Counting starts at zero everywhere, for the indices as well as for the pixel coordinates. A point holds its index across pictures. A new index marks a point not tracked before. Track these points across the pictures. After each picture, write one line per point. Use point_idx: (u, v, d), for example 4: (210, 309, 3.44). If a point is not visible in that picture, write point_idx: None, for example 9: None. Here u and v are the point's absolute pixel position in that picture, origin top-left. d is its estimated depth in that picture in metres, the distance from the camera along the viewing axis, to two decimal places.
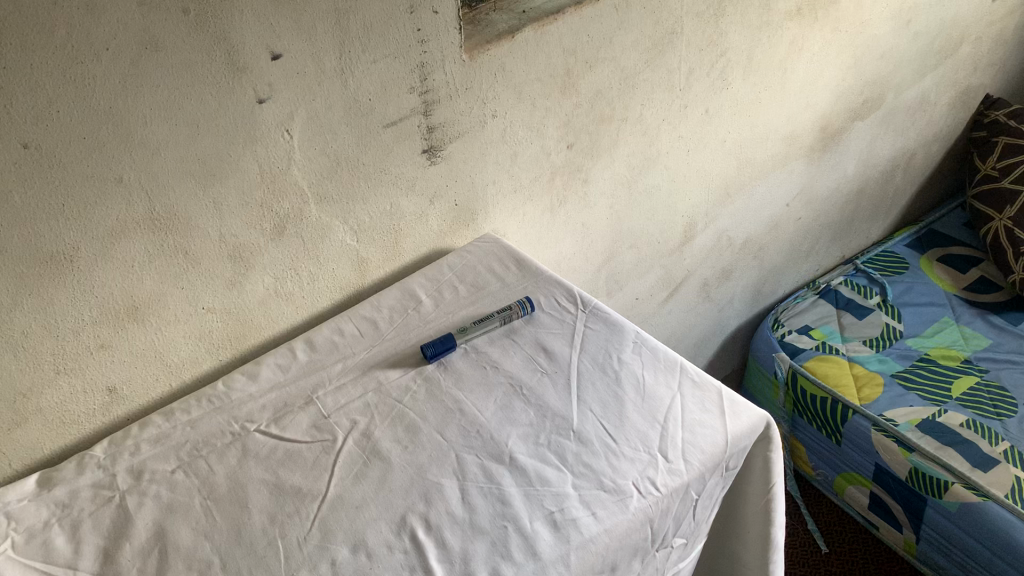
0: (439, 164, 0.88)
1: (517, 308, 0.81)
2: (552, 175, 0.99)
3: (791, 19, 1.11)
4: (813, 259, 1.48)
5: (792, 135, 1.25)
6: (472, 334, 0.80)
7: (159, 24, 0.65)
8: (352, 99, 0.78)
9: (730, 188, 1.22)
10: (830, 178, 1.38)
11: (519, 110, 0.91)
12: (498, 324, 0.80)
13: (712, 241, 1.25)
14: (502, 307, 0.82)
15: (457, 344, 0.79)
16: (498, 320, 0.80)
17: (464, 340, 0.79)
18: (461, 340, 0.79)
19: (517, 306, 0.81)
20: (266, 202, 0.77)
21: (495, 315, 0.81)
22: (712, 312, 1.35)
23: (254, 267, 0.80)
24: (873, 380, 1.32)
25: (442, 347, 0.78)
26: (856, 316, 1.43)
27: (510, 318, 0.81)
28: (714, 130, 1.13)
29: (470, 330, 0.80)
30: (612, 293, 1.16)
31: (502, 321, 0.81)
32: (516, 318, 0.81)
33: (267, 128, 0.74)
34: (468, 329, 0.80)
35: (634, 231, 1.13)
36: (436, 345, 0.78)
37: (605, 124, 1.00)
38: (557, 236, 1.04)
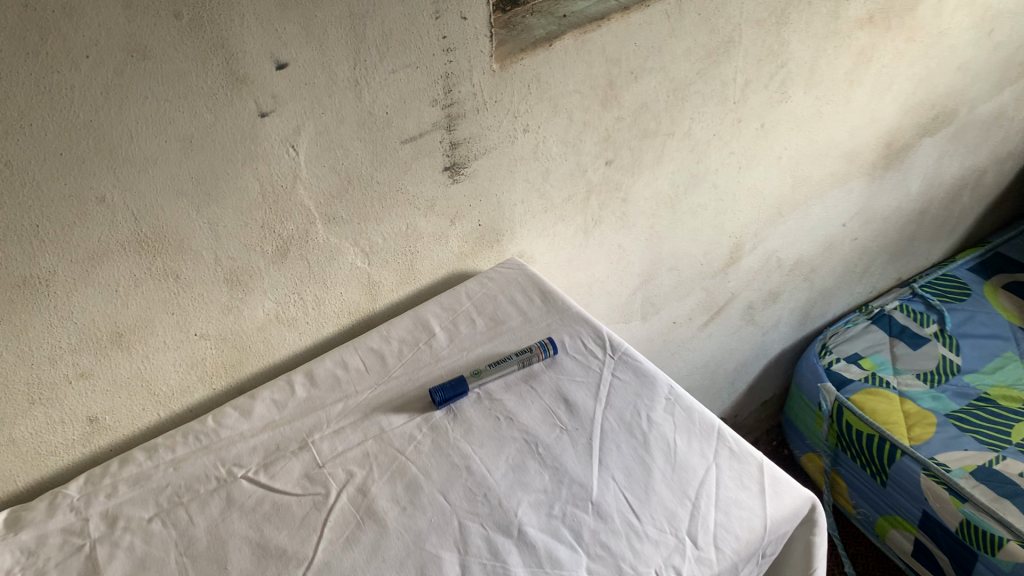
0: (462, 182, 0.80)
1: (539, 351, 0.73)
2: (588, 194, 0.90)
3: (862, 27, 1.00)
4: (867, 281, 1.38)
5: (853, 151, 1.15)
6: (487, 377, 0.72)
7: (147, 30, 0.57)
8: (366, 112, 0.70)
9: (783, 208, 1.12)
10: (891, 198, 1.28)
11: (554, 124, 0.83)
12: (516, 367, 0.73)
13: (760, 262, 1.16)
14: (523, 347, 0.74)
15: (470, 388, 0.72)
16: (517, 363, 0.73)
17: (477, 383, 0.72)
18: (474, 384, 0.72)
19: (538, 348, 0.74)
20: (267, 223, 0.70)
21: (513, 358, 0.73)
22: (754, 337, 1.26)
23: (254, 292, 0.73)
24: (925, 419, 1.22)
25: (453, 391, 0.71)
26: (911, 346, 1.33)
27: (530, 361, 0.73)
28: (770, 146, 1.04)
29: (485, 373, 0.72)
30: (647, 316, 1.08)
31: (521, 364, 0.73)
32: (538, 361, 0.74)
33: (270, 143, 0.67)
34: (482, 371, 0.72)
35: (675, 253, 1.04)
36: (446, 389, 0.71)
37: (649, 138, 0.91)
38: (590, 258, 0.95)
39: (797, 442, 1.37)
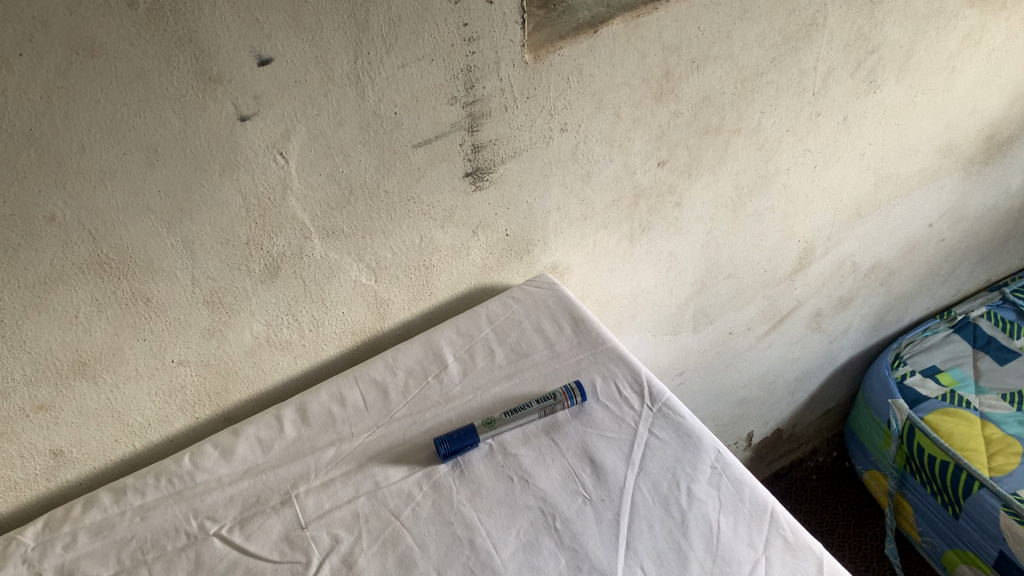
0: (487, 189, 0.69)
1: (563, 398, 0.63)
2: (635, 199, 0.78)
3: (972, 6, 0.85)
4: (951, 283, 1.24)
5: (948, 145, 1.01)
6: (501, 428, 0.62)
7: (95, 22, 0.46)
8: (370, 113, 0.59)
9: (862, 208, 0.99)
10: (988, 194, 1.12)
11: (598, 121, 0.70)
12: (536, 417, 0.63)
13: (832, 267, 1.03)
14: (546, 392, 0.64)
15: (480, 440, 0.62)
16: (537, 412, 0.63)
17: (490, 435, 0.62)
18: (486, 436, 0.62)
19: (563, 395, 0.63)
20: (254, 239, 0.60)
21: (534, 406, 0.63)
22: (820, 345, 1.14)
23: (239, 314, 0.63)
24: (1009, 448, 1.08)
25: (460, 443, 0.61)
26: (997, 360, 1.18)
27: (554, 410, 0.63)
28: (852, 141, 0.90)
29: (499, 422, 0.62)
30: (700, 327, 0.96)
31: (542, 413, 0.63)
32: (563, 409, 0.63)
33: (253, 150, 0.56)
34: (496, 421, 0.62)
35: (734, 260, 0.92)
36: (452, 441, 0.61)
37: (711, 135, 0.78)
38: (635, 268, 0.84)
39: (860, 457, 1.25)
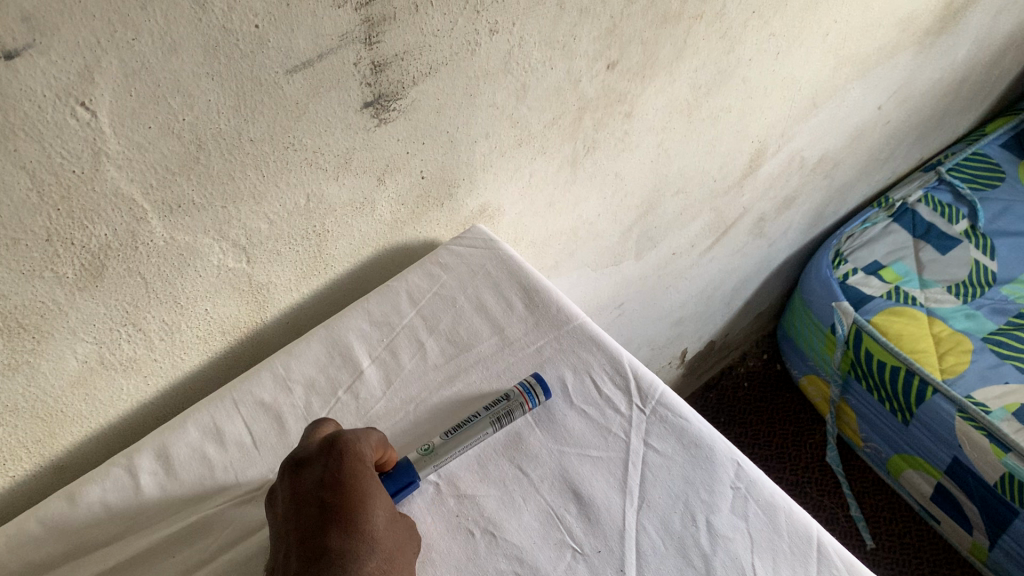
0: (393, 122, 0.49)
1: (520, 401, 0.48)
2: (579, 114, 0.61)
3: None
4: (887, 168, 1.13)
5: (909, 16, 0.87)
6: (445, 455, 0.46)
7: None
8: (218, 30, 0.38)
9: (819, 97, 0.85)
10: (936, 68, 1.00)
11: (537, 17, 0.51)
12: (490, 431, 0.47)
13: (781, 166, 0.90)
14: (496, 398, 0.49)
15: (421, 476, 0.45)
16: (490, 423, 0.47)
17: (433, 468, 0.46)
18: (427, 470, 0.46)
19: (520, 396, 0.48)
20: (59, 234, 0.40)
21: (483, 416, 0.47)
22: (758, 251, 1.02)
23: (54, 336, 0.44)
24: (960, 346, 1.01)
25: (394, 487, 0.44)
26: (938, 251, 1.11)
27: (511, 417, 0.48)
28: (818, 20, 0.75)
29: (441, 448, 0.46)
30: (642, 252, 0.82)
31: (495, 425, 0.47)
32: (522, 414, 0.48)
33: (33, 102, 0.35)
34: (436, 447, 0.46)
35: (684, 172, 0.77)
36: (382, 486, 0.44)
37: (670, 25, 0.60)
38: (577, 198, 0.68)
39: (797, 362, 1.17)
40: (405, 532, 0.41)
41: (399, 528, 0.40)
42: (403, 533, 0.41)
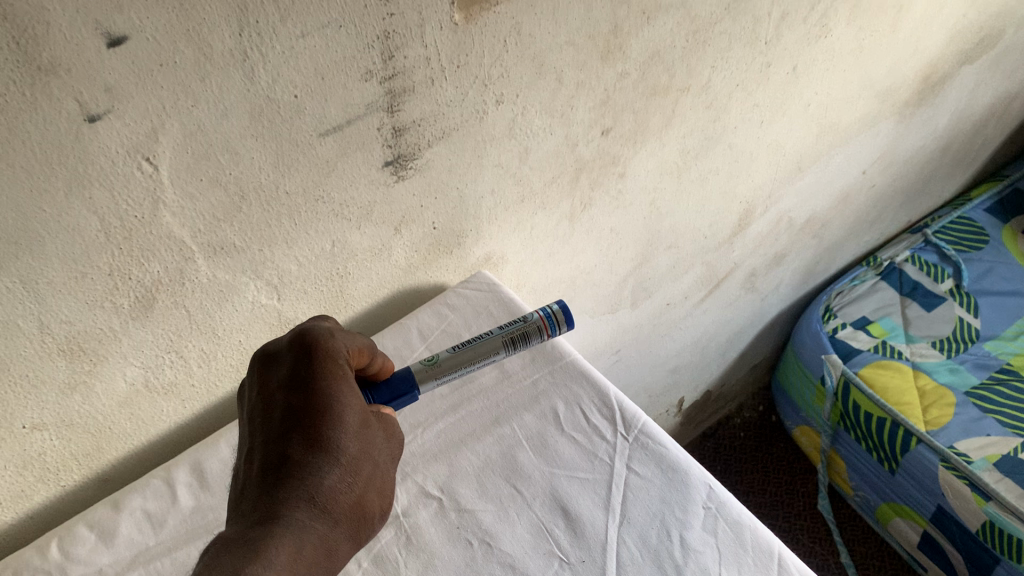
0: (410, 178, 0.56)
1: (538, 325, 0.52)
2: (577, 173, 0.67)
3: None
4: (875, 228, 1.19)
5: (887, 89, 0.94)
6: (450, 367, 0.50)
7: None
8: (263, 98, 0.45)
9: (803, 162, 0.92)
10: (917, 136, 1.07)
11: (537, 89, 0.58)
12: (501, 351, 0.51)
13: (769, 225, 0.96)
14: (513, 319, 0.53)
15: (421, 387, 0.49)
16: (502, 343, 0.51)
17: (433, 379, 0.49)
18: (429, 380, 0.49)
19: (542, 323, 0.52)
20: (120, 269, 0.47)
21: (497, 335, 0.51)
22: (751, 304, 1.08)
23: (108, 359, 0.50)
24: (943, 398, 1.06)
25: (389, 396, 0.48)
26: (924, 307, 1.17)
27: (523, 341, 0.52)
28: (800, 92, 0.82)
29: (447, 361, 0.50)
30: (638, 301, 0.88)
31: (506, 346, 0.51)
32: (540, 338, 0.52)
33: (107, 158, 0.42)
34: (442, 360, 0.50)
35: (676, 229, 0.84)
36: (378, 391, 0.48)
37: (659, 96, 0.67)
38: (574, 250, 0.74)
39: (790, 413, 1.22)
40: (376, 439, 0.42)
41: (371, 433, 0.41)
42: (376, 440, 0.42)
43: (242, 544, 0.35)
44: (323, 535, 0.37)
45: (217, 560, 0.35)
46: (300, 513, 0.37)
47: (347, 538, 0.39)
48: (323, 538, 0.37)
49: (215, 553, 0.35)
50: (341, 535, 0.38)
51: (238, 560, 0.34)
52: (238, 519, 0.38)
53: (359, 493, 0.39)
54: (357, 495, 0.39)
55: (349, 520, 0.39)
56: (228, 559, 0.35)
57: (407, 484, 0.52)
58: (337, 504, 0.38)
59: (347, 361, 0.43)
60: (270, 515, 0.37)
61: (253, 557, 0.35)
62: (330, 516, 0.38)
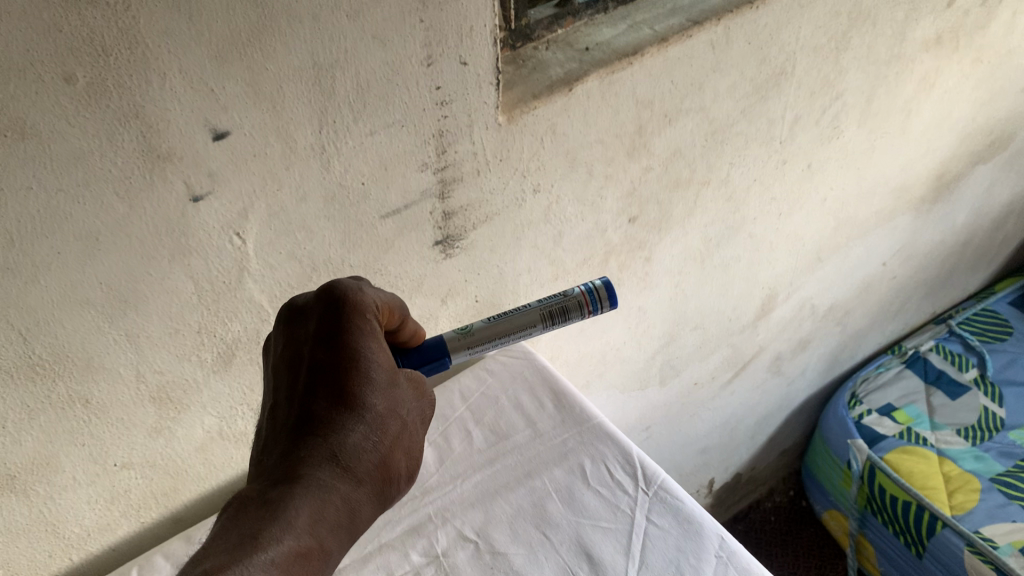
0: (456, 256, 0.63)
1: (579, 301, 0.54)
2: (606, 256, 0.75)
3: (927, 49, 0.86)
4: (900, 318, 1.24)
5: (902, 186, 1.01)
6: (483, 337, 0.53)
7: (24, 100, 0.39)
8: (335, 184, 0.53)
9: (822, 252, 0.98)
10: (936, 230, 1.13)
11: (570, 181, 0.66)
12: (538, 325, 0.54)
13: (792, 311, 1.02)
14: (555, 294, 0.55)
15: (454, 354, 0.53)
16: (539, 317, 0.54)
17: (465, 349, 0.53)
18: (460, 349, 0.53)
19: (581, 301, 0.54)
20: (207, 327, 0.54)
21: (535, 309, 0.54)
22: (778, 388, 1.13)
23: (189, 408, 0.58)
24: (968, 484, 1.08)
25: (420, 360, 0.52)
26: (948, 395, 1.20)
27: (562, 316, 0.54)
28: (816, 187, 0.89)
29: (481, 331, 0.53)
30: (666, 379, 0.94)
31: (542, 321, 0.54)
32: (579, 316, 0.54)
33: (206, 232, 0.50)
34: (475, 331, 0.53)
35: (701, 310, 0.90)
36: (409, 355, 0.52)
37: (682, 188, 0.75)
38: (604, 326, 0.81)
39: (819, 496, 1.25)
40: (400, 399, 0.45)
41: (396, 392, 0.44)
42: (401, 398, 0.45)
43: (266, 502, 0.40)
44: (346, 495, 0.41)
45: (244, 518, 0.39)
46: (323, 472, 0.41)
47: (369, 498, 0.42)
48: (346, 498, 0.41)
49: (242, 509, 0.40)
50: (364, 497, 0.42)
51: (259, 520, 0.39)
52: (265, 473, 0.42)
53: (381, 452, 0.43)
54: (380, 452, 0.43)
55: (372, 479, 0.42)
56: (251, 519, 0.39)
57: (446, 528, 0.58)
58: (360, 463, 0.42)
59: (375, 315, 0.46)
60: (294, 472, 0.41)
61: (278, 517, 0.39)
62: (352, 476, 0.41)
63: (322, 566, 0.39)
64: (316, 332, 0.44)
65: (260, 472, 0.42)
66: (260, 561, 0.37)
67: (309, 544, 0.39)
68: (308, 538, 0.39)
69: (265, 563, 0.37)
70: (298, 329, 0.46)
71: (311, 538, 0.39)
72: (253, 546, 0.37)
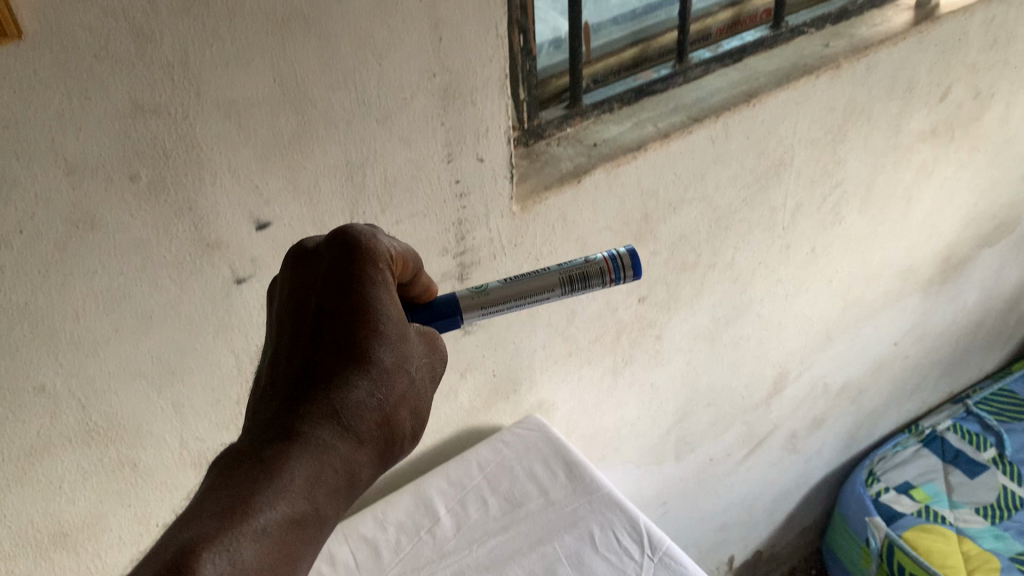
0: (475, 334, 0.68)
1: (601, 267, 0.48)
2: (618, 334, 0.79)
3: (924, 140, 0.91)
4: (916, 397, 1.27)
5: (908, 268, 1.05)
6: (499, 298, 0.48)
7: (96, 198, 0.45)
8: None
9: (832, 332, 1.02)
10: (947, 311, 1.17)
11: None
12: (556, 289, 0.48)
13: (805, 389, 1.05)
14: (577, 259, 0.49)
15: (466, 314, 0.48)
16: (558, 280, 0.48)
17: (479, 309, 0.48)
18: (473, 309, 0.48)
19: (607, 266, 0.48)
20: (245, 396, 0.60)
21: (554, 271, 0.48)
22: (795, 465, 1.15)
23: None
24: (987, 563, 1.08)
25: (429, 317, 0.47)
26: (967, 474, 1.22)
27: (583, 282, 0.48)
28: (821, 270, 0.94)
29: (496, 291, 0.48)
30: (681, 455, 0.98)
31: (562, 285, 0.48)
32: (602, 283, 0.48)
33: (247, 311, 0.56)
34: (490, 290, 0.48)
35: (713, 388, 0.94)
36: (418, 311, 0.47)
37: (688, 271, 0.80)
38: (617, 402, 0.85)
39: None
40: (414, 353, 0.39)
41: (407, 346, 0.38)
42: (413, 353, 0.39)
43: (254, 461, 0.33)
44: (345, 457, 0.34)
45: (228, 478, 0.33)
46: (323, 430, 0.34)
47: (370, 462, 0.36)
48: (345, 460, 0.34)
49: (225, 468, 0.33)
50: (365, 463, 0.35)
51: (245, 483, 0.32)
52: (252, 429, 0.36)
53: (387, 411, 0.36)
54: (386, 412, 0.36)
55: (375, 441, 0.36)
56: (235, 481, 0.32)
57: None
58: (363, 422, 0.35)
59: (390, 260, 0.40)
60: (289, 429, 0.34)
61: (267, 477, 0.32)
62: (353, 435, 0.35)
63: (314, 541, 0.33)
64: (324, 278, 0.39)
65: (249, 427, 0.36)
66: (249, 532, 0.31)
67: (302, 512, 0.32)
68: (302, 506, 0.33)
69: (253, 534, 0.31)
70: (303, 276, 0.40)
71: (305, 505, 0.33)
72: (239, 513, 0.31)
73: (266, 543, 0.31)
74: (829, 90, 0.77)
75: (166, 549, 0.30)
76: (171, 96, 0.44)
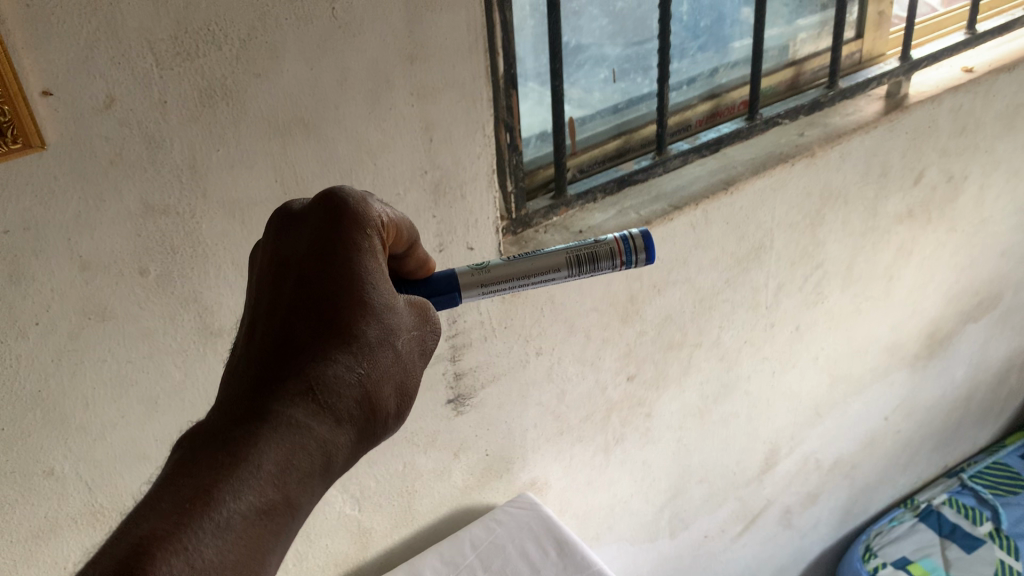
0: (467, 413, 0.71)
1: (610, 249, 0.48)
2: (608, 412, 0.82)
3: (901, 221, 0.95)
4: (910, 471, 1.28)
5: (894, 344, 1.07)
6: (501, 276, 0.47)
7: (108, 291, 0.48)
8: None
9: (820, 409, 1.04)
10: (935, 386, 1.19)
11: (570, 343, 0.74)
12: (563, 270, 0.48)
13: (796, 465, 1.07)
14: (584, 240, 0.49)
15: (467, 291, 0.47)
16: (565, 260, 0.48)
17: (480, 286, 0.47)
18: (474, 286, 0.47)
19: (616, 247, 0.48)
20: None
21: (562, 252, 0.48)
22: (791, 541, 1.16)
23: None
24: None
25: (427, 293, 0.46)
26: (964, 549, 1.24)
27: (591, 263, 0.48)
28: (807, 347, 0.96)
29: (499, 270, 0.47)
30: (676, 531, 0.99)
31: (569, 266, 0.48)
32: (610, 267, 0.48)
33: None
34: (493, 268, 0.47)
35: (705, 464, 0.96)
36: (415, 288, 0.46)
37: (675, 350, 0.83)
38: (609, 479, 0.87)
39: None
40: (401, 328, 0.38)
41: (393, 320, 0.37)
42: (400, 328, 0.38)
43: (223, 444, 0.32)
44: (323, 438, 0.34)
45: (194, 461, 0.32)
46: (296, 410, 0.33)
47: (351, 442, 0.35)
48: (323, 442, 0.33)
49: (192, 450, 0.32)
50: (344, 446, 0.34)
51: (212, 471, 0.31)
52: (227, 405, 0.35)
53: (368, 388, 0.35)
54: (365, 389, 0.35)
55: (354, 420, 0.35)
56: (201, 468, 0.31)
57: None
58: (341, 401, 0.34)
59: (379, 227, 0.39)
60: (261, 409, 0.33)
61: (235, 464, 0.31)
62: (331, 415, 0.34)
63: (286, 528, 0.32)
64: (308, 247, 0.38)
65: (225, 401, 0.35)
66: (213, 527, 0.30)
67: (273, 501, 0.31)
68: (272, 494, 0.32)
69: (219, 527, 0.30)
70: (288, 243, 0.39)
71: (276, 493, 0.32)
72: (204, 506, 0.30)
73: (231, 536, 0.30)
74: (805, 177, 0.81)
75: (125, 543, 0.29)
76: (179, 196, 0.48)
